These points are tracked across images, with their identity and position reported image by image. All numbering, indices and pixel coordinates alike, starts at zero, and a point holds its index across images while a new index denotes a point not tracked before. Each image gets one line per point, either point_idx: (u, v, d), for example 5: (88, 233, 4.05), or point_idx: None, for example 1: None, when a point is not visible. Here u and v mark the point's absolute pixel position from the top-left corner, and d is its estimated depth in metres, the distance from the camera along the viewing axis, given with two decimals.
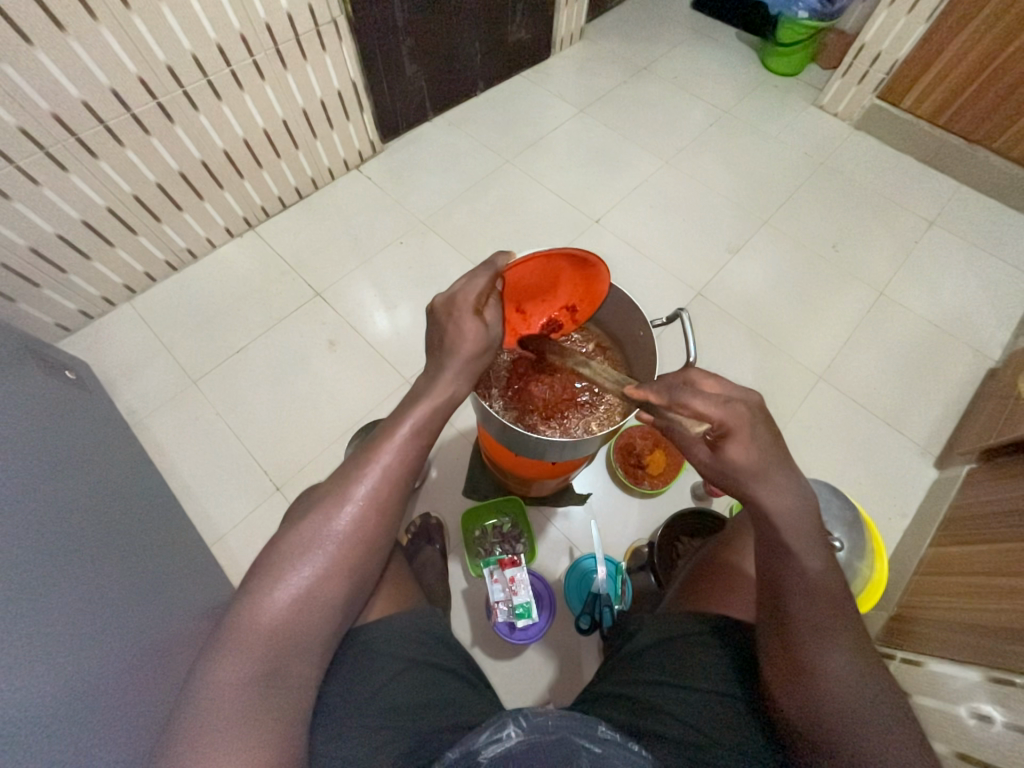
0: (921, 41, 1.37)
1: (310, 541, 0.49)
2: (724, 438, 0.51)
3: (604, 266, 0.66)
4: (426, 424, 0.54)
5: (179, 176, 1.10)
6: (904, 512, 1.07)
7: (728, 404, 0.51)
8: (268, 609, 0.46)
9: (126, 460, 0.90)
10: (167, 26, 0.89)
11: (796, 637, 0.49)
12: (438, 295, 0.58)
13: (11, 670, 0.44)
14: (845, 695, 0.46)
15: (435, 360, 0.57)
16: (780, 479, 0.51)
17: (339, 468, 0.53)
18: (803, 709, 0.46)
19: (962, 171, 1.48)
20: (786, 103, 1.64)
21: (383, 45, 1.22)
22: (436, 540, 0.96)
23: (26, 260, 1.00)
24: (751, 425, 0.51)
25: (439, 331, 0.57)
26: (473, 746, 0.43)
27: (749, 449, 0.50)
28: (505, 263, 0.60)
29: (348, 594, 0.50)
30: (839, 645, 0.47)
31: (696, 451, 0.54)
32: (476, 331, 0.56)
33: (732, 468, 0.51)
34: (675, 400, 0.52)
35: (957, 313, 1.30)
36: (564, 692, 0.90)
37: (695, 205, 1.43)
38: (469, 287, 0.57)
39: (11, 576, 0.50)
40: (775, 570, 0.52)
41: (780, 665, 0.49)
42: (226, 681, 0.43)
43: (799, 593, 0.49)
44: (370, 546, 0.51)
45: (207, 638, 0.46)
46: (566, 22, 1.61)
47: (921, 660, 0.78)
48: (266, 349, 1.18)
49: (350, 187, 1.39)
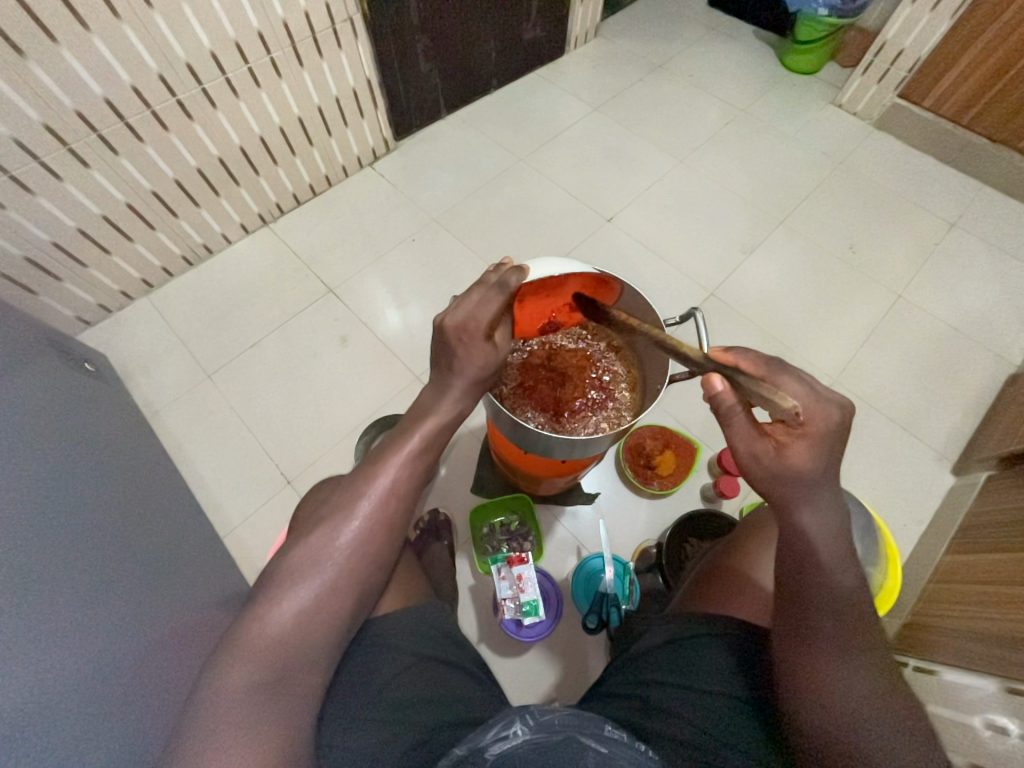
0: (943, 38, 1.34)
1: (318, 554, 0.50)
2: (798, 439, 0.51)
3: (620, 287, 0.67)
4: (434, 439, 0.55)
5: (197, 173, 1.11)
6: (918, 518, 1.06)
7: (821, 407, 0.51)
8: (277, 616, 0.47)
9: (141, 452, 0.92)
10: (187, 24, 0.91)
11: (819, 656, 0.48)
12: (448, 315, 0.54)
13: (9, 660, 0.43)
14: (863, 714, 0.45)
15: (440, 376, 0.56)
16: (826, 498, 0.51)
17: (348, 481, 0.54)
18: (825, 725, 0.45)
19: (985, 171, 1.44)
20: (804, 102, 1.61)
21: (398, 42, 1.22)
22: (444, 537, 0.95)
23: (47, 254, 1.02)
24: (831, 434, 0.51)
25: (445, 351, 0.55)
26: (480, 742, 0.44)
27: (816, 455, 0.50)
28: (518, 282, 0.55)
29: (356, 602, 0.51)
30: (859, 663, 0.47)
31: (755, 446, 0.52)
32: (486, 355, 0.55)
33: (792, 469, 0.50)
34: (772, 377, 0.53)
35: (978, 317, 1.27)
36: (570, 692, 0.90)
37: (710, 205, 1.42)
38: (480, 310, 0.54)
39: (15, 565, 0.50)
40: (803, 589, 0.50)
41: (801, 679, 0.48)
42: (234, 686, 0.44)
43: (825, 615, 0.48)
44: (377, 556, 0.52)
45: (216, 645, 0.47)
46: (581, 19, 1.60)
47: (934, 669, 0.77)
48: (279, 344, 1.19)
49: (363, 184, 1.40)
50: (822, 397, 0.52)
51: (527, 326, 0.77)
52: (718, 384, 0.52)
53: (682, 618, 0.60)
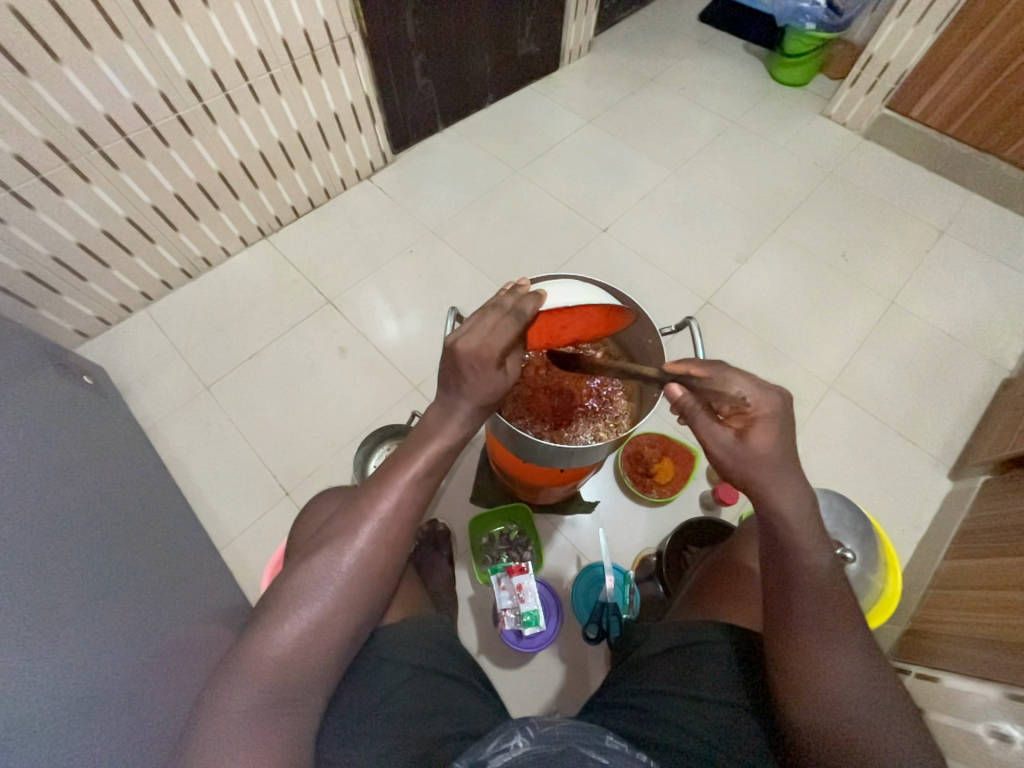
0: (930, 50, 1.37)
1: (319, 577, 0.49)
2: (752, 425, 0.51)
3: (633, 315, 0.69)
4: (437, 461, 0.54)
5: (197, 187, 1.12)
6: (917, 524, 1.06)
7: (766, 391, 0.51)
8: (278, 641, 0.46)
9: (140, 465, 0.92)
10: (188, 43, 0.92)
11: (806, 644, 0.48)
12: (461, 340, 0.52)
13: (10, 678, 0.43)
14: (851, 698, 0.46)
15: (448, 395, 0.55)
16: (791, 480, 0.51)
17: (352, 499, 0.53)
18: (816, 714, 0.46)
19: (973, 180, 1.47)
20: (795, 113, 1.64)
21: (395, 59, 1.24)
22: (443, 547, 0.94)
23: (47, 268, 1.02)
24: (780, 415, 0.51)
25: (454, 374, 0.54)
26: (481, 755, 0.43)
27: (774, 437, 0.51)
28: (533, 310, 0.55)
29: (358, 624, 0.50)
30: (847, 650, 0.47)
31: (720, 436, 0.52)
32: (497, 382, 0.54)
33: (756, 453, 0.51)
34: (718, 377, 0.52)
35: (970, 323, 1.29)
36: (572, 703, 0.89)
37: (704, 214, 1.44)
38: (494, 337, 0.52)
39: (12, 578, 0.50)
40: (787, 576, 0.51)
41: (791, 668, 0.48)
42: (235, 708, 0.44)
43: (807, 597, 0.49)
44: (379, 580, 0.51)
45: (218, 665, 0.46)
46: (574, 34, 1.63)
47: (937, 676, 0.76)
48: (278, 355, 1.19)
49: (361, 197, 1.41)
50: (763, 382, 0.52)
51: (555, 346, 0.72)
52: (677, 391, 0.54)
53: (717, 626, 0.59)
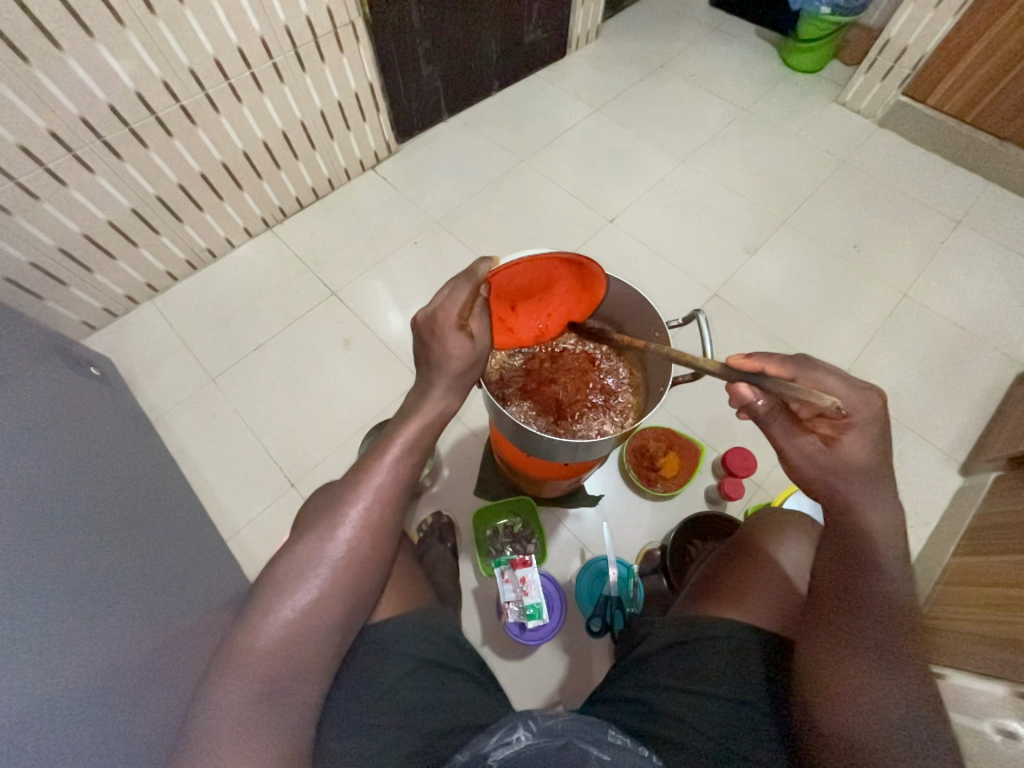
0: (948, 35, 1.33)
1: (305, 565, 0.49)
2: (844, 431, 0.51)
3: (596, 268, 0.64)
4: (416, 442, 0.54)
5: (200, 177, 1.12)
6: (926, 520, 1.05)
7: (861, 394, 0.51)
8: (269, 628, 0.47)
9: (145, 455, 0.92)
10: (189, 30, 0.91)
11: (857, 658, 0.47)
12: (420, 311, 0.56)
13: (17, 667, 0.44)
14: (899, 718, 0.44)
15: (423, 376, 0.56)
16: (883, 490, 0.51)
17: (334, 489, 0.54)
18: (856, 731, 0.44)
19: (990, 168, 1.43)
20: (808, 101, 1.61)
21: (400, 46, 1.23)
22: (447, 539, 0.95)
23: (53, 259, 1.03)
24: (878, 423, 0.51)
25: (424, 350, 0.56)
26: (483, 749, 0.43)
27: (870, 444, 0.51)
28: (487, 270, 0.56)
29: (348, 610, 0.50)
30: (900, 669, 0.46)
31: (803, 443, 0.53)
32: (462, 347, 0.55)
33: (845, 461, 0.51)
34: (804, 376, 0.52)
35: (984, 316, 1.26)
36: (575, 695, 0.89)
37: (713, 204, 1.41)
38: (450, 302, 0.54)
39: (15, 565, 0.50)
40: (851, 589, 0.50)
41: (837, 679, 0.47)
42: (229, 700, 0.44)
43: (874, 611, 0.48)
44: (369, 564, 0.51)
45: (211, 658, 0.47)
46: (582, 20, 1.61)
47: (943, 673, 0.75)
48: (283, 346, 1.19)
49: (366, 187, 1.41)
50: (860, 385, 0.52)
51: (561, 321, 0.74)
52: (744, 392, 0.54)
53: (732, 621, 0.59)
